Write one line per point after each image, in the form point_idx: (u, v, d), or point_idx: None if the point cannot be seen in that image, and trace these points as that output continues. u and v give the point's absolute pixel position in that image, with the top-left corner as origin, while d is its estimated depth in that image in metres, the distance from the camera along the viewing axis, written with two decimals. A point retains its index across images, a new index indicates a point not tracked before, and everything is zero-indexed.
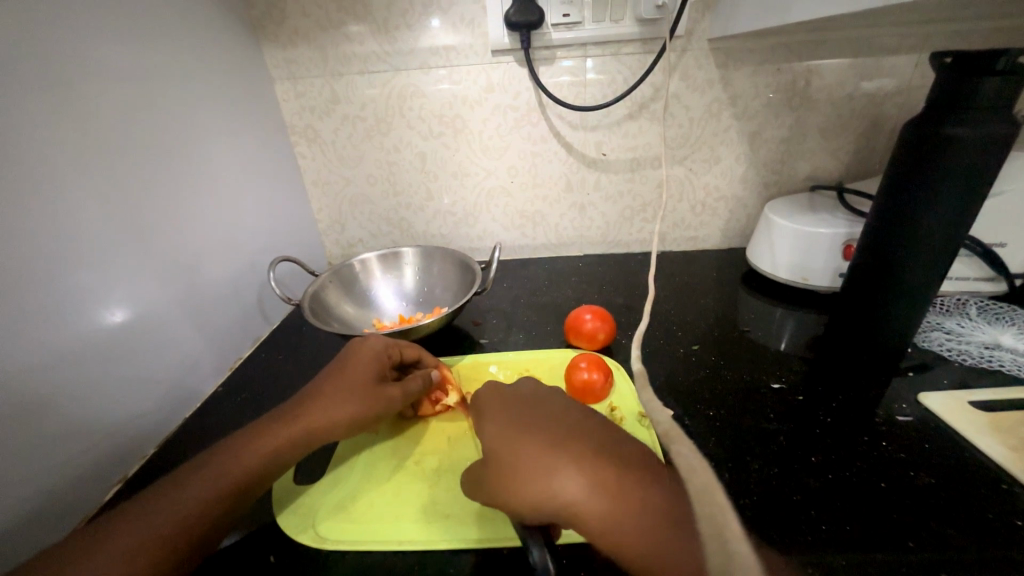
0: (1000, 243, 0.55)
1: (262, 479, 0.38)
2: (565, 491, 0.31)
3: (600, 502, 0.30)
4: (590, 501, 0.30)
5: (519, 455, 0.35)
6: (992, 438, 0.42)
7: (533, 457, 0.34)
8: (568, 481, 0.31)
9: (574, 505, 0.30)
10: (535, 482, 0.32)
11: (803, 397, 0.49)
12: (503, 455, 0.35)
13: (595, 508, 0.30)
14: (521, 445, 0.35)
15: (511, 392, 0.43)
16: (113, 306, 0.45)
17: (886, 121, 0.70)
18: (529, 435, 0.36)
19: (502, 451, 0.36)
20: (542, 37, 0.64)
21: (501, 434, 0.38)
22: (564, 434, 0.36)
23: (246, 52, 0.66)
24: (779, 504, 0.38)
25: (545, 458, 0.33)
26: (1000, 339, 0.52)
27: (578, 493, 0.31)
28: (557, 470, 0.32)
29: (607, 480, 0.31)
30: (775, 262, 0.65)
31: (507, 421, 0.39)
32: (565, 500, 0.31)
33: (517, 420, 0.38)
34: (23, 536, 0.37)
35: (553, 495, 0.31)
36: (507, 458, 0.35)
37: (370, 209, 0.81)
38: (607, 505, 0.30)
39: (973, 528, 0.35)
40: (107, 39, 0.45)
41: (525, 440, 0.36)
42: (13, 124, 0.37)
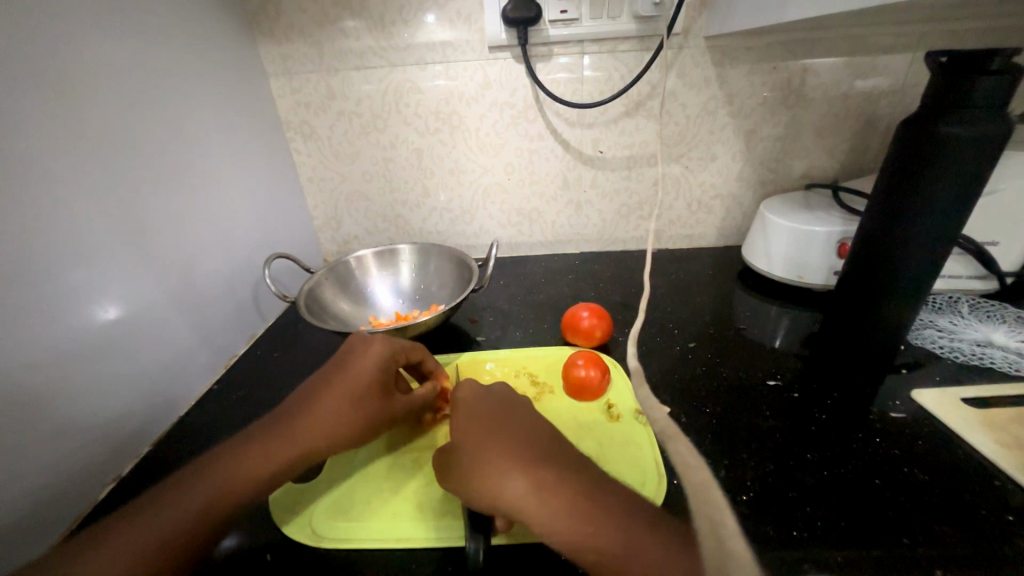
0: (992, 242, 0.56)
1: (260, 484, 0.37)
2: (513, 489, 0.32)
3: (544, 502, 0.31)
4: (536, 500, 0.31)
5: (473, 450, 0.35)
6: (984, 434, 0.42)
7: (487, 455, 0.35)
8: (517, 481, 0.32)
9: (521, 503, 0.32)
10: (487, 480, 0.33)
11: (798, 395, 0.49)
12: (459, 449, 0.36)
13: (539, 508, 0.31)
14: (477, 440, 0.36)
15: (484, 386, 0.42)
16: (105, 304, 0.45)
17: (881, 120, 0.70)
18: (485, 431, 0.37)
19: (458, 445, 0.36)
20: (540, 34, 0.64)
21: (459, 427, 0.38)
22: (521, 431, 0.37)
23: (241, 46, 0.65)
24: (775, 501, 0.38)
25: (497, 456, 0.34)
26: (992, 336, 0.53)
27: (525, 491, 0.32)
28: (506, 470, 0.33)
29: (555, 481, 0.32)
30: (771, 260, 0.66)
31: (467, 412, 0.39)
32: (512, 498, 0.32)
33: (478, 412, 0.39)
34: (15, 536, 0.37)
35: (501, 493, 0.32)
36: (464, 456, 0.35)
37: (366, 206, 0.81)
38: (551, 504, 0.31)
39: (965, 524, 0.36)
40: (99, 31, 0.45)
41: (481, 435, 0.36)
42: (4, 118, 0.36)
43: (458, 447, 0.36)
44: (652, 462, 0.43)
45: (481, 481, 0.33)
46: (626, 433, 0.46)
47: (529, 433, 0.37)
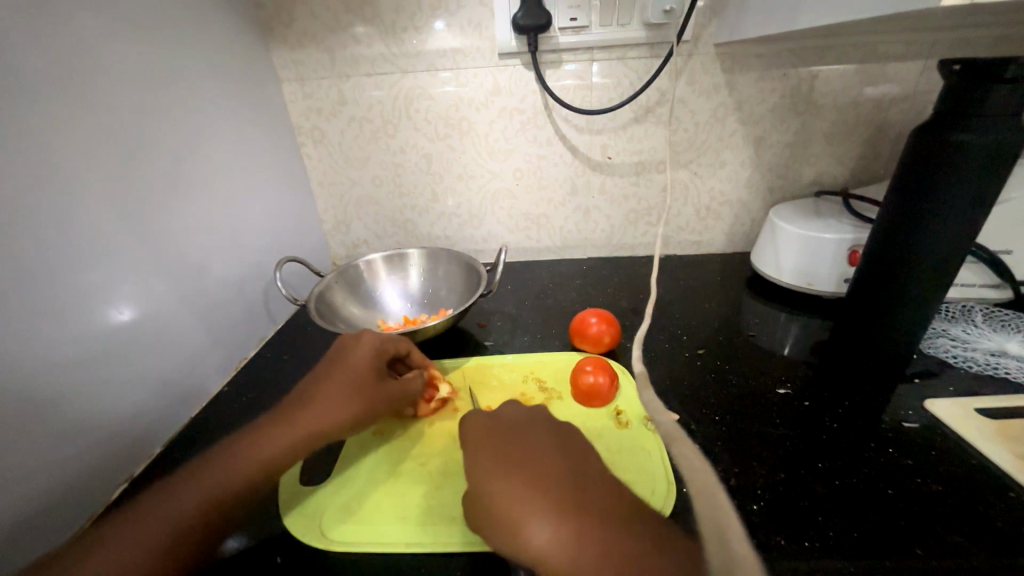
0: (1006, 250, 0.55)
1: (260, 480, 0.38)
2: (535, 539, 0.31)
3: (569, 551, 0.30)
4: (560, 549, 0.30)
5: (496, 500, 0.35)
6: (999, 445, 0.42)
7: (507, 505, 0.34)
8: (539, 528, 0.31)
9: (545, 555, 0.30)
10: (511, 531, 0.33)
11: (808, 403, 0.49)
12: (482, 497, 0.36)
13: (564, 557, 0.30)
14: (498, 487, 0.36)
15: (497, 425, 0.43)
16: (120, 305, 0.45)
17: (892, 127, 0.70)
18: (505, 475, 0.36)
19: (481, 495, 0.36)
20: (549, 41, 0.65)
21: (481, 474, 0.38)
22: (541, 473, 0.36)
23: (255, 53, 0.66)
24: (786, 510, 0.38)
25: (518, 503, 0.34)
26: (1006, 346, 0.52)
27: (547, 539, 0.31)
28: (526, 518, 0.32)
29: (577, 524, 0.31)
30: (781, 267, 0.65)
31: (488, 457, 0.39)
32: (536, 549, 0.31)
33: (500, 452, 0.39)
34: (30, 533, 0.37)
35: (524, 545, 0.31)
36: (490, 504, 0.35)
37: (375, 210, 0.81)
38: (576, 552, 0.29)
39: (980, 536, 0.35)
40: (116, 38, 0.46)
41: (501, 481, 0.36)
42: (23, 123, 0.37)
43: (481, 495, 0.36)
44: (661, 469, 0.43)
45: (505, 534, 0.33)
46: (634, 440, 0.46)
47: (548, 471, 0.36)
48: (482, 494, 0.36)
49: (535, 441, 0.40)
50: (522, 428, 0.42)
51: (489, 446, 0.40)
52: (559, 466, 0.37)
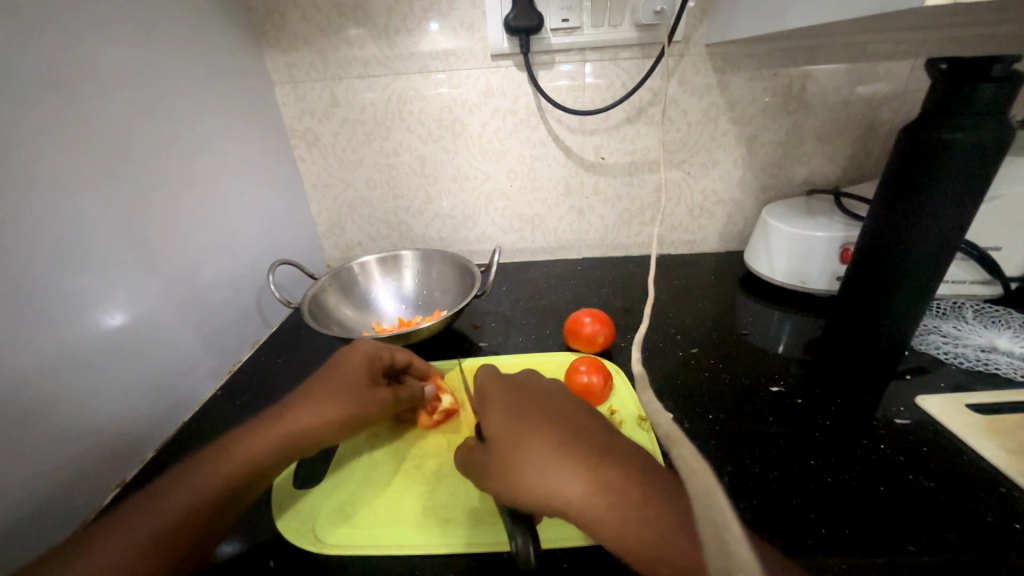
0: (995, 247, 0.56)
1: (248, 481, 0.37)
2: (571, 490, 0.30)
3: (605, 504, 0.29)
4: (597, 502, 0.29)
5: (522, 450, 0.33)
6: (989, 440, 0.42)
7: (535, 454, 0.32)
8: (574, 480, 0.30)
9: (581, 506, 0.29)
10: (541, 479, 0.31)
11: (801, 400, 0.49)
12: (507, 450, 0.34)
13: (601, 510, 0.29)
14: (525, 439, 0.34)
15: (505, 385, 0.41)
16: (112, 310, 0.45)
17: (882, 126, 0.70)
18: (531, 427, 0.34)
19: (506, 448, 0.34)
20: (541, 42, 0.65)
21: (504, 429, 0.35)
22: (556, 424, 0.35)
23: (246, 55, 0.66)
24: (779, 507, 0.38)
25: (547, 455, 0.32)
26: (996, 342, 0.53)
27: (584, 492, 0.30)
28: (560, 469, 0.31)
29: (613, 478, 0.30)
30: (773, 265, 0.66)
31: (509, 413, 0.37)
32: (572, 500, 0.30)
33: (515, 405, 0.37)
34: (21, 540, 0.37)
35: (558, 496, 0.30)
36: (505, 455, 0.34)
37: (369, 212, 0.81)
38: (613, 506, 0.29)
39: (971, 532, 0.35)
40: (106, 41, 0.45)
41: (526, 432, 0.34)
42: (13, 127, 0.37)
43: (505, 447, 0.34)
44: None
45: (524, 479, 0.32)
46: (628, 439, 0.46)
47: (576, 425, 0.35)
48: (507, 447, 0.34)
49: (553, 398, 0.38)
50: (538, 387, 0.40)
51: (509, 402, 0.38)
52: (584, 423, 0.35)
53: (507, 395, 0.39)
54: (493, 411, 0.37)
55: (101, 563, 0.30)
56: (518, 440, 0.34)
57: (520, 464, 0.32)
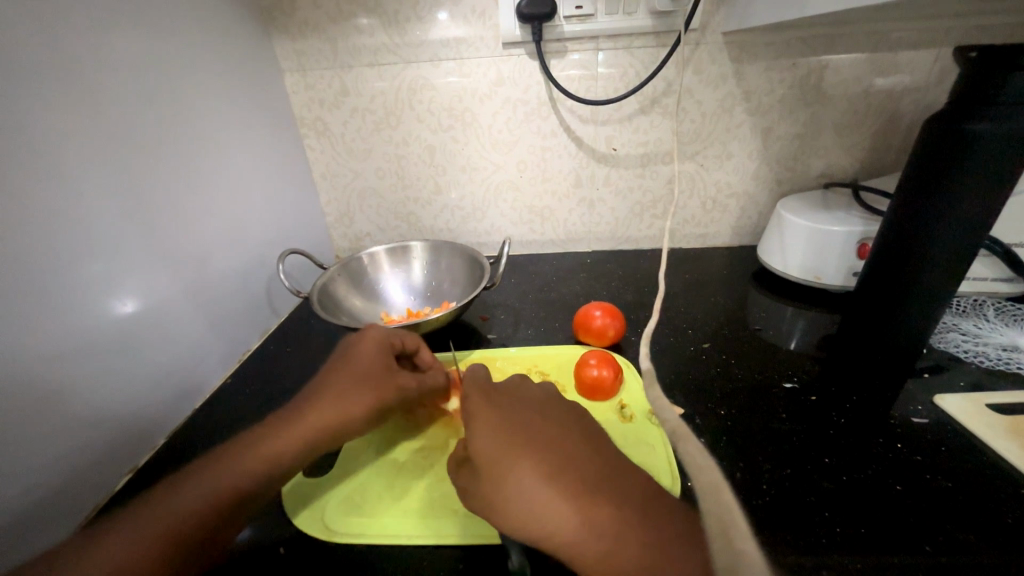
0: (1020, 244, 0.54)
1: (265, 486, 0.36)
2: (564, 527, 0.29)
3: (600, 540, 0.28)
4: (591, 540, 0.29)
5: (512, 479, 0.32)
6: (1010, 440, 0.41)
7: (526, 485, 0.31)
8: (567, 515, 0.30)
9: (576, 543, 0.29)
10: (531, 507, 0.31)
11: (815, 397, 0.48)
12: (496, 479, 0.33)
13: (596, 548, 0.28)
14: (515, 469, 0.32)
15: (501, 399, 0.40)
16: (123, 297, 0.45)
17: (904, 118, 0.68)
18: (521, 454, 0.33)
19: (495, 478, 0.33)
20: (553, 30, 0.64)
21: (493, 452, 0.34)
22: (552, 449, 0.34)
23: (256, 43, 0.65)
24: (792, 505, 0.37)
25: (539, 486, 0.31)
26: (1018, 340, 0.51)
27: (577, 528, 0.29)
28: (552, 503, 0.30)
29: (607, 513, 0.29)
30: (787, 261, 0.65)
31: (497, 437, 0.35)
32: (565, 536, 0.29)
33: (506, 425, 0.36)
34: (37, 523, 0.38)
35: (552, 532, 0.30)
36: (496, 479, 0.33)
37: (378, 202, 0.81)
38: (607, 542, 0.28)
39: (991, 533, 0.35)
40: (114, 29, 0.45)
41: (516, 459, 0.33)
42: (26, 114, 0.37)
43: (495, 475, 0.33)
44: (665, 461, 0.42)
45: (515, 507, 0.31)
46: (638, 435, 0.45)
47: (569, 455, 0.34)
48: (496, 475, 0.33)
49: (545, 420, 0.37)
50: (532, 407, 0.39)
51: (497, 421, 0.36)
52: (579, 452, 0.34)
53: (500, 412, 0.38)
54: (479, 430, 0.36)
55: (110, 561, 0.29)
56: (505, 463, 0.33)
57: (511, 494, 0.32)
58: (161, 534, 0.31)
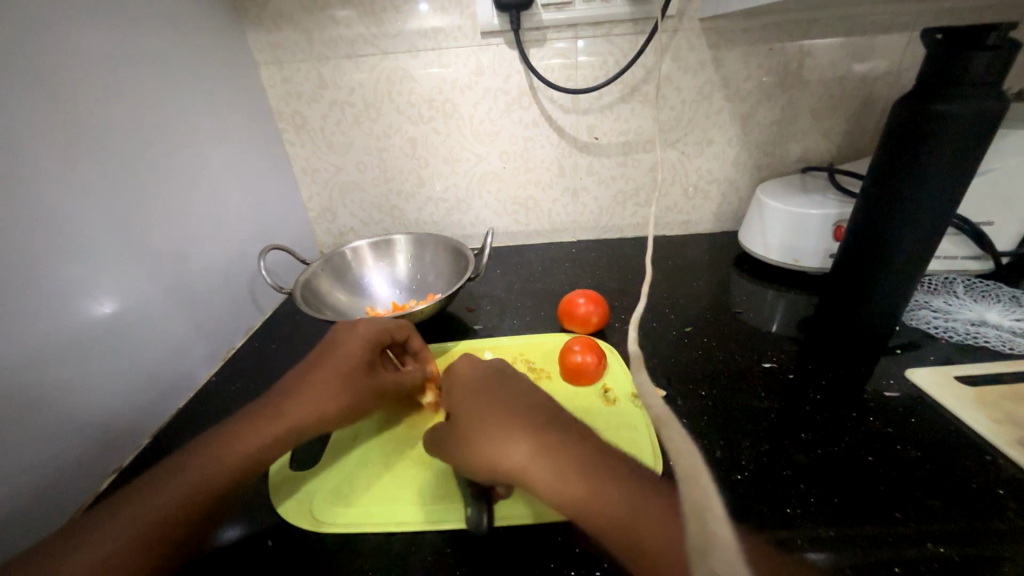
0: (987, 222, 0.56)
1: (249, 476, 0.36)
2: (518, 455, 0.32)
3: (551, 468, 0.31)
4: (541, 466, 0.31)
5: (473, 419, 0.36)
6: (977, 411, 0.43)
7: (494, 427, 0.34)
8: (521, 446, 0.32)
9: (528, 469, 0.31)
10: (502, 452, 0.33)
11: (792, 375, 0.50)
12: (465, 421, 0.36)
13: (544, 473, 0.31)
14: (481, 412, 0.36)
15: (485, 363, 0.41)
16: (102, 297, 0.45)
17: (877, 102, 0.70)
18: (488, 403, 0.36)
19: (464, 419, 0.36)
20: (532, 18, 0.64)
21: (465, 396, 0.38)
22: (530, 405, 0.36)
23: (230, 36, 0.64)
24: (770, 479, 0.39)
25: (501, 422, 0.34)
26: (985, 315, 0.53)
27: (532, 458, 0.31)
28: (509, 435, 0.33)
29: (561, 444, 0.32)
30: (767, 245, 0.66)
31: (469, 390, 0.38)
32: (518, 463, 0.32)
33: (489, 395, 0.37)
34: (20, 525, 0.37)
35: (506, 459, 0.32)
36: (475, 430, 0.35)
37: (361, 197, 0.80)
38: (556, 469, 0.31)
39: (957, 500, 0.36)
40: (87, 22, 0.44)
41: (486, 407, 0.36)
42: (2, 110, 0.37)
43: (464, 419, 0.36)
44: (647, 442, 0.43)
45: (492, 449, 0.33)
46: (620, 418, 0.46)
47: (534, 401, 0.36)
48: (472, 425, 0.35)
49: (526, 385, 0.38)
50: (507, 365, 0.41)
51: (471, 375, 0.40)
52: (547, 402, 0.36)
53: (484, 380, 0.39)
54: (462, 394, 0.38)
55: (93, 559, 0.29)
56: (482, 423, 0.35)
57: (475, 429, 0.35)
58: (142, 531, 0.31)
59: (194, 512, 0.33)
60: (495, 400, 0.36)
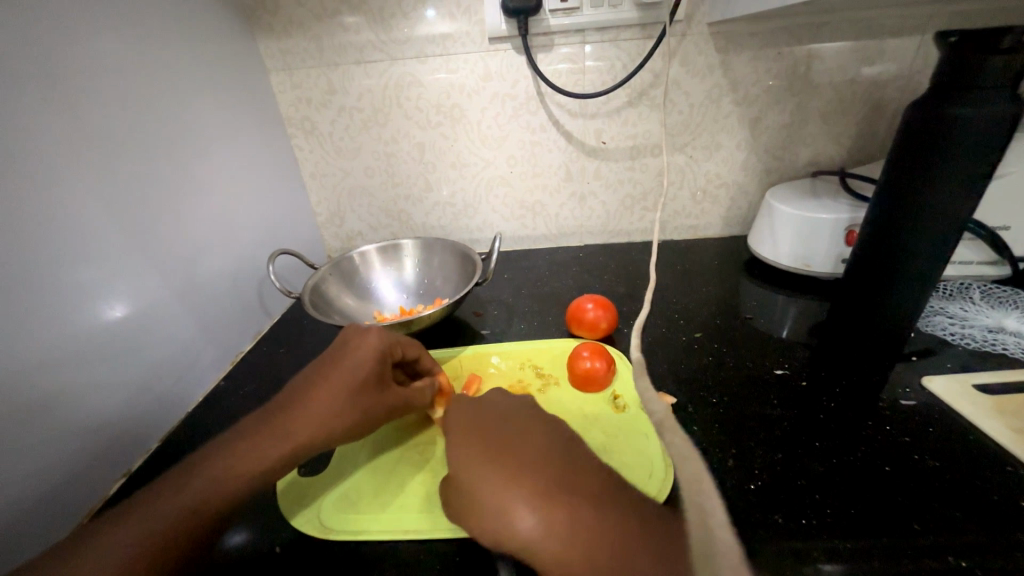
0: (1003, 227, 0.55)
1: (256, 485, 0.36)
2: (524, 528, 0.31)
3: (559, 539, 0.29)
4: (549, 539, 0.30)
5: (477, 481, 0.35)
6: (997, 420, 0.42)
7: (495, 492, 0.33)
8: (526, 517, 0.31)
9: (534, 544, 0.30)
10: (503, 522, 0.32)
11: (805, 382, 0.49)
12: (466, 486, 0.35)
13: (553, 548, 0.29)
14: (483, 476, 0.35)
15: (484, 416, 0.42)
16: (112, 302, 0.45)
17: (889, 105, 0.69)
18: (487, 464, 0.36)
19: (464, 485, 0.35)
20: (539, 23, 0.64)
21: (464, 456, 0.37)
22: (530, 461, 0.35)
23: (242, 44, 0.65)
24: (785, 489, 0.38)
25: (504, 491, 0.33)
26: (1003, 322, 0.52)
27: (538, 530, 0.30)
28: (513, 505, 0.32)
29: (567, 512, 0.30)
30: (777, 250, 0.65)
31: (471, 446, 0.38)
32: (523, 538, 0.30)
33: (488, 453, 0.37)
34: (31, 529, 0.38)
35: (511, 534, 0.31)
36: (479, 494, 0.34)
37: (368, 201, 0.81)
38: (567, 540, 0.29)
39: (978, 511, 0.35)
40: (99, 31, 0.45)
41: (485, 470, 0.35)
42: (17, 117, 0.37)
43: (465, 482, 0.35)
44: (658, 451, 0.43)
45: (495, 518, 0.32)
46: (629, 424, 0.46)
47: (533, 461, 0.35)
48: (473, 491, 0.34)
49: (522, 438, 0.38)
50: (510, 417, 0.41)
51: (465, 426, 0.40)
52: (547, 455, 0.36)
53: (483, 436, 0.39)
54: (461, 454, 0.38)
55: (101, 563, 0.29)
56: (482, 488, 0.34)
57: (478, 497, 0.34)
58: (148, 538, 0.31)
59: (201, 521, 0.33)
60: (495, 459, 0.36)
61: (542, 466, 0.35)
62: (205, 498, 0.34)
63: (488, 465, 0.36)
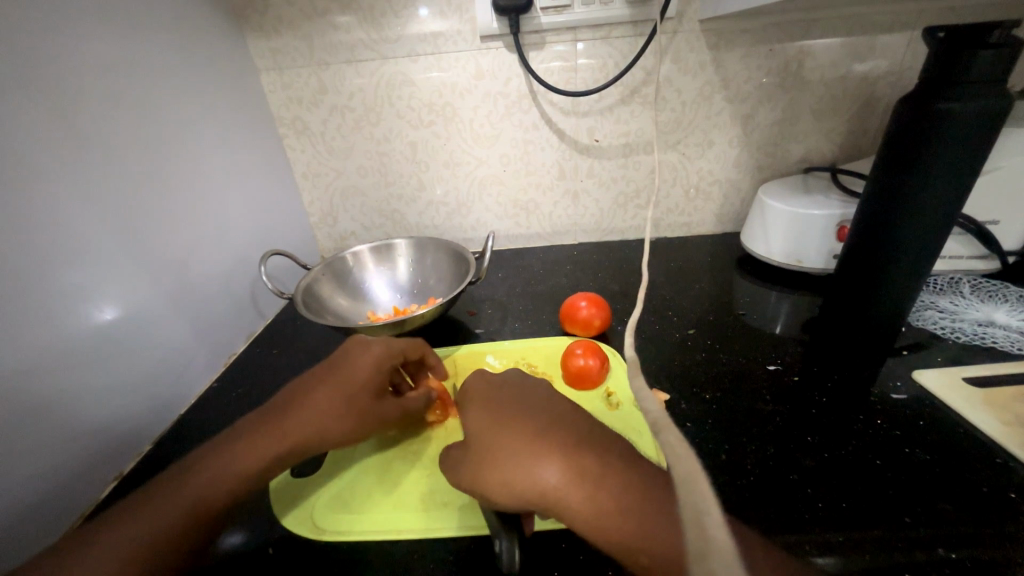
0: (993, 221, 0.55)
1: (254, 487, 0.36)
2: (545, 479, 0.30)
3: (581, 490, 0.29)
4: (572, 489, 0.29)
5: (492, 438, 0.34)
6: (987, 413, 0.42)
7: (512, 447, 0.32)
8: (551, 468, 0.30)
9: (556, 494, 0.29)
10: (523, 475, 0.31)
11: (798, 377, 0.49)
12: (481, 444, 0.34)
13: (576, 497, 0.29)
14: (501, 431, 0.34)
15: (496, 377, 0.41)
16: (103, 305, 0.45)
17: (880, 101, 0.69)
18: (502, 421, 0.35)
19: (481, 443, 0.34)
20: (531, 21, 0.64)
21: (478, 416, 0.36)
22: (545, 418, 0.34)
23: (232, 44, 0.65)
24: (777, 484, 0.38)
25: (522, 445, 0.32)
26: (993, 316, 0.52)
27: (560, 481, 0.30)
28: (532, 458, 0.31)
29: (588, 463, 0.30)
30: (770, 246, 0.65)
31: (484, 406, 0.37)
32: (545, 489, 0.30)
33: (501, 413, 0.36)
34: (22, 535, 0.37)
35: (534, 485, 0.30)
36: (494, 450, 0.33)
37: (361, 201, 0.80)
38: (589, 490, 0.29)
39: (968, 504, 0.35)
40: (88, 32, 0.44)
41: (500, 428, 0.34)
42: (6, 120, 0.37)
43: (479, 440, 0.35)
44: (652, 449, 0.43)
45: (512, 473, 0.31)
46: (623, 421, 0.46)
47: (550, 415, 0.34)
48: (489, 447, 0.34)
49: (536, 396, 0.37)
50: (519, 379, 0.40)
51: (478, 390, 0.39)
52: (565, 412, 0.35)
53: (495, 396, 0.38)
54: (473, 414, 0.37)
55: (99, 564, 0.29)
56: (497, 445, 0.33)
57: (493, 454, 0.33)
58: (147, 538, 0.31)
59: (198, 523, 0.33)
60: (510, 417, 0.35)
61: (559, 420, 0.34)
62: (203, 499, 0.34)
63: (502, 423, 0.35)
